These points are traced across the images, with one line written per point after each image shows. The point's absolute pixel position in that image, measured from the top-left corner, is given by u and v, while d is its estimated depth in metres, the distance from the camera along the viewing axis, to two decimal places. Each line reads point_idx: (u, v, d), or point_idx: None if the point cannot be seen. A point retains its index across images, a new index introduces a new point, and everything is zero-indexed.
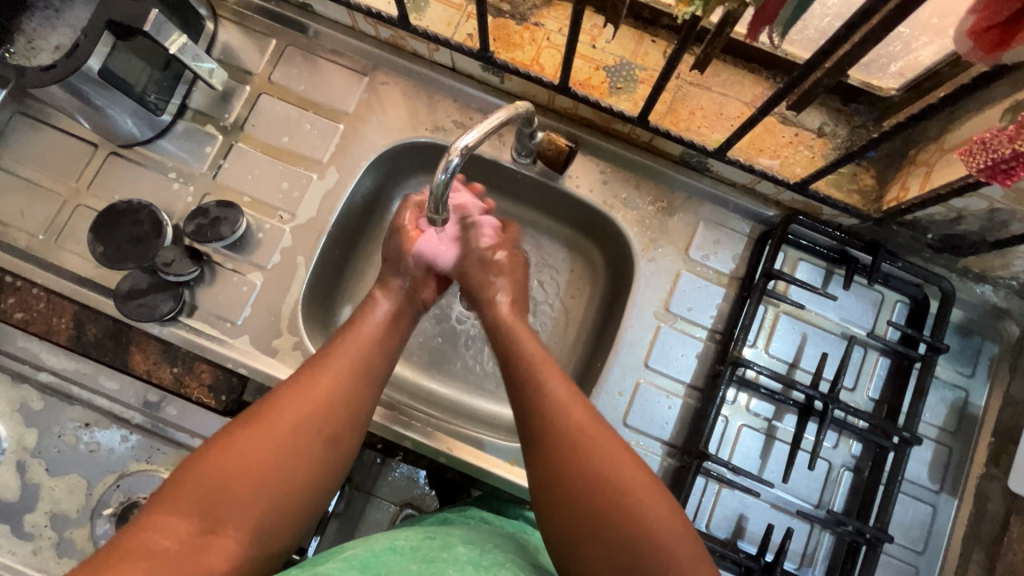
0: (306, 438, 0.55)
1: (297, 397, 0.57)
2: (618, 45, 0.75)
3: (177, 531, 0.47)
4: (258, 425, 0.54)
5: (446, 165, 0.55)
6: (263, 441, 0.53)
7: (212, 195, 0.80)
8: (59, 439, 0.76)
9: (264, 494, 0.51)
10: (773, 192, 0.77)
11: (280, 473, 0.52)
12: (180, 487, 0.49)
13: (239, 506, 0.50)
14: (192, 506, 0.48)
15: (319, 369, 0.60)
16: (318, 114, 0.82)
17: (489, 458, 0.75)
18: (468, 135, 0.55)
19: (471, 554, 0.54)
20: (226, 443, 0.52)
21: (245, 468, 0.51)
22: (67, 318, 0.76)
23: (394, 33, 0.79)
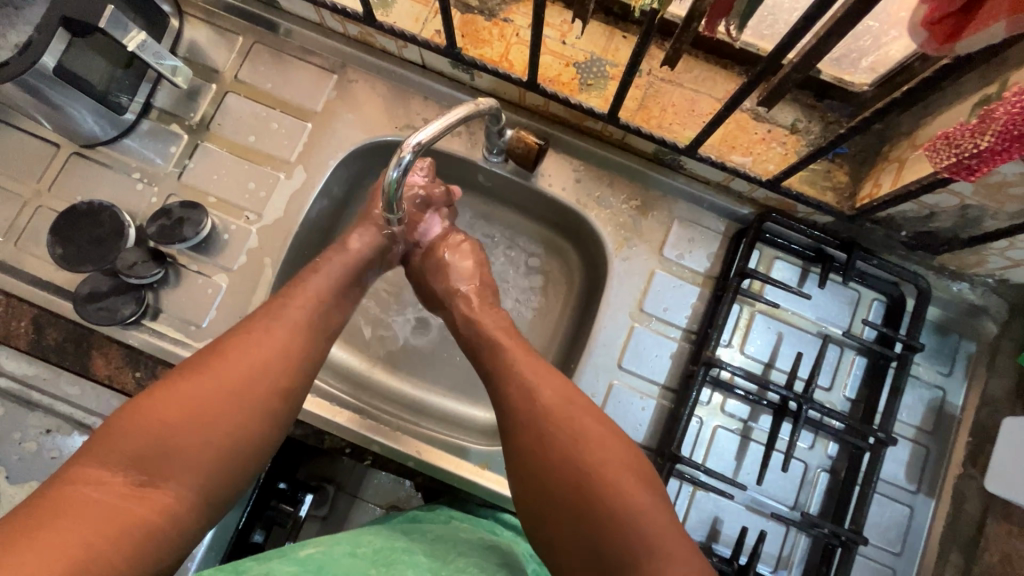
0: (251, 393, 0.54)
1: (243, 349, 0.56)
2: (588, 41, 0.73)
3: (113, 480, 0.46)
4: (199, 376, 0.53)
5: (398, 161, 0.54)
6: (204, 391, 0.52)
7: (178, 195, 0.78)
8: (20, 446, 0.73)
9: (206, 443, 0.51)
10: (746, 189, 0.76)
11: (223, 428, 0.52)
12: (115, 436, 0.48)
13: (179, 460, 0.49)
14: (127, 458, 0.48)
15: (266, 322, 0.59)
16: (285, 112, 0.81)
17: (461, 461, 0.74)
18: (421, 133, 0.54)
19: (431, 562, 0.55)
20: (164, 396, 0.51)
21: (186, 418, 0.50)
22: (27, 322, 0.74)
23: (363, 29, 0.78)
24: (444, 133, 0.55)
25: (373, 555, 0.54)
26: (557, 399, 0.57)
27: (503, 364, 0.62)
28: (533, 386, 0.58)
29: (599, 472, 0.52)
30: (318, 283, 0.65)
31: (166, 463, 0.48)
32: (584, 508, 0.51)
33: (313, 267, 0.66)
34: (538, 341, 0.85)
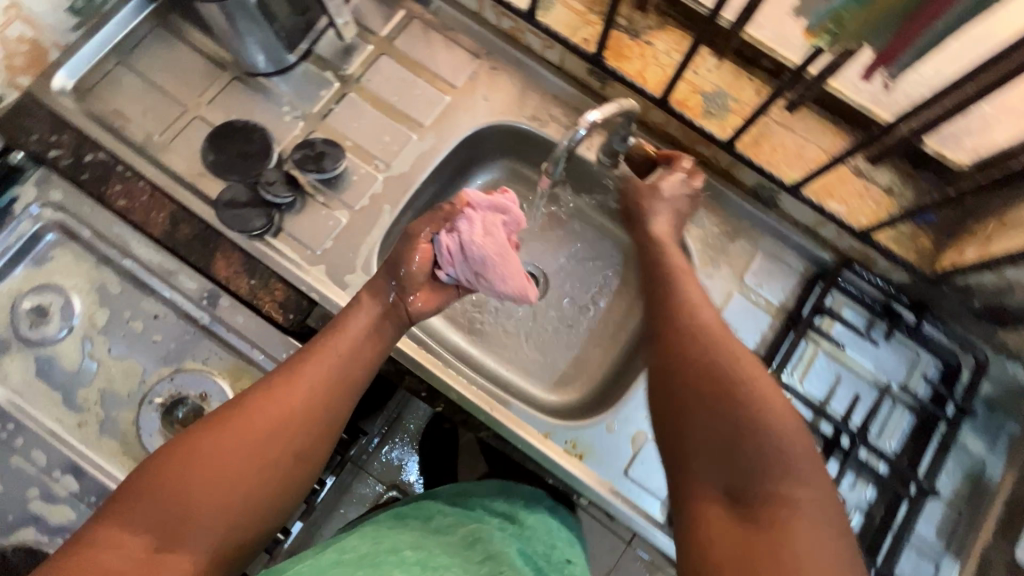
0: (271, 452, 0.58)
1: (264, 413, 0.59)
2: (717, 75, 0.81)
3: (131, 545, 0.51)
4: (217, 441, 0.56)
5: (573, 133, 0.65)
6: (221, 458, 0.55)
7: (318, 133, 0.86)
8: (127, 325, 0.79)
9: (220, 512, 0.54)
10: (833, 236, 0.82)
11: (241, 489, 0.56)
12: (138, 498, 0.52)
13: (190, 524, 0.53)
14: (146, 522, 0.52)
15: (292, 377, 0.62)
16: (428, 82, 0.89)
17: (527, 426, 0.78)
18: (596, 113, 0.66)
19: (417, 556, 0.61)
20: (187, 453, 0.55)
21: (198, 490, 0.54)
22: (165, 215, 0.80)
23: (517, 25, 0.86)
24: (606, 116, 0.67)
25: (361, 557, 0.61)
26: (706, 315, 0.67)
27: (662, 283, 0.72)
28: (689, 302, 0.69)
29: (748, 397, 0.58)
30: (345, 339, 0.66)
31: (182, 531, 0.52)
32: (726, 427, 0.57)
33: (342, 321, 0.68)
34: (605, 337, 0.92)
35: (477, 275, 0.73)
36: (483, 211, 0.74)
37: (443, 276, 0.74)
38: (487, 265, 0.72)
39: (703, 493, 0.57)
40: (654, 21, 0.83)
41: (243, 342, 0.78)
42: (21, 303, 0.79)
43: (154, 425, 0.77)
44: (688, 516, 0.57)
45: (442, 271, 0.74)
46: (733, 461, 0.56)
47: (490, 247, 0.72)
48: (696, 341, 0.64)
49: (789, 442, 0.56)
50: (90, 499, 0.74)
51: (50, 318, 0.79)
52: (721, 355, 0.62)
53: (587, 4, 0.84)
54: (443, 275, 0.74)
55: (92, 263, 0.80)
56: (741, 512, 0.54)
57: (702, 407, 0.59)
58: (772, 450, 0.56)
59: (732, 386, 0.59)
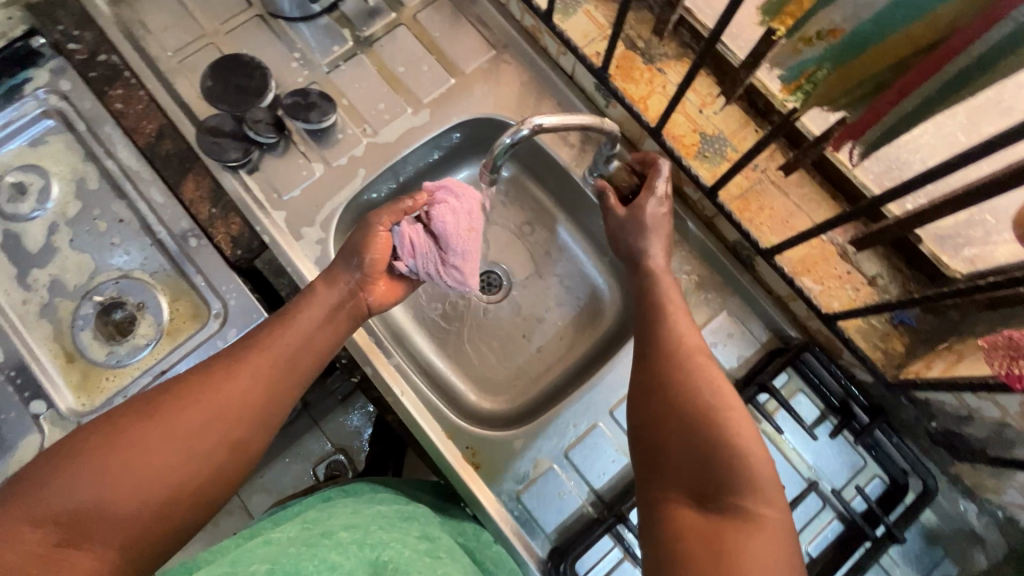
0: (206, 444, 0.54)
1: (200, 400, 0.55)
2: (722, 119, 0.77)
3: (33, 537, 0.45)
4: (147, 429, 0.52)
5: (515, 132, 0.66)
6: (149, 446, 0.51)
7: (319, 85, 0.87)
8: (92, 222, 0.82)
9: (132, 507, 0.49)
10: (803, 314, 0.77)
11: (169, 480, 0.51)
12: (42, 482, 0.47)
13: (107, 517, 0.48)
14: (52, 512, 0.46)
15: (236, 364, 0.58)
16: (439, 61, 0.88)
17: (433, 421, 0.76)
18: (547, 118, 0.66)
19: (354, 537, 0.55)
20: (112, 436, 0.51)
21: (117, 481, 0.49)
22: (153, 126, 0.83)
23: (537, 24, 0.85)
24: (559, 125, 0.66)
25: (292, 540, 0.53)
26: (688, 327, 0.64)
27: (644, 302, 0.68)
28: (677, 322, 0.64)
29: (726, 409, 0.56)
30: (298, 325, 0.63)
31: (93, 527, 0.47)
32: (707, 443, 0.54)
33: (297, 306, 0.65)
34: (546, 359, 0.89)
35: (452, 266, 0.72)
36: (448, 202, 0.72)
37: (412, 266, 0.71)
38: (464, 258, 0.73)
39: (668, 495, 0.54)
40: (671, 50, 0.79)
41: (191, 265, 0.80)
42: (6, 177, 0.83)
43: (88, 321, 0.79)
44: (655, 513, 0.54)
45: (412, 260, 0.71)
46: (706, 467, 0.54)
47: (470, 242, 0.73)
48: (680, 349, 0.61)
49: (760, 460, 0.54)
50: (11, 373, 0.77)
51: (27, 196, 0.82)
52: (698, 368, 0.59)
53: (610, 18, 0.82)
54: (410, 265, 0.71)
55: (79, 156, 0.84)
56: (712, 514, 0.52)
57: (677, 408, 0.57)
58: (744, 464, 0.53)
59: (715, 399, 0.57)
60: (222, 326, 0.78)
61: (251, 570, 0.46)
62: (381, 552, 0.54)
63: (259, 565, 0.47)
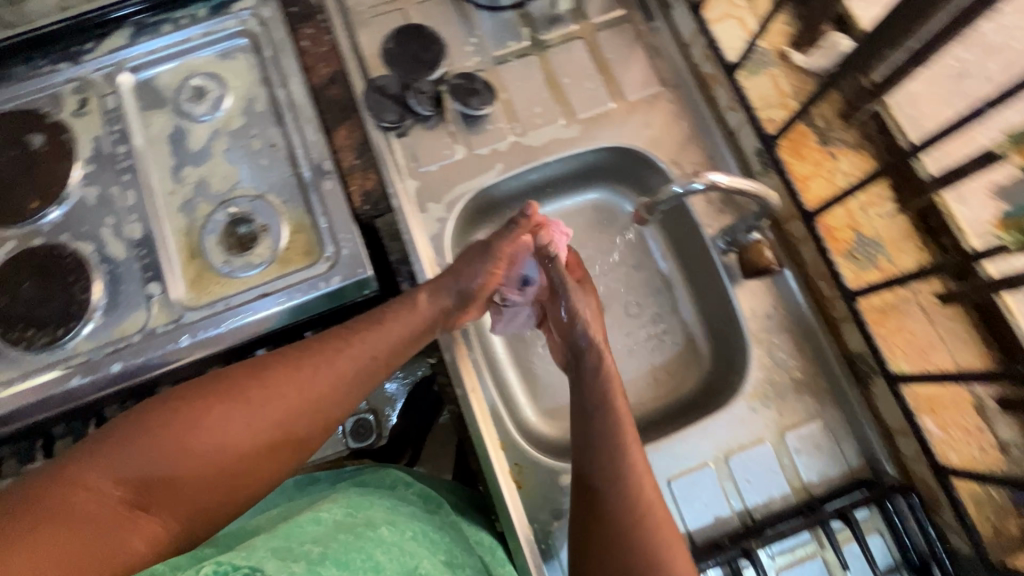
0: (274, 432, 0.57)
1: (278, 389, 0.59)
2: (884, 224, 0.72)
3: (110, 493, 0.48)
4: (224, 408, 0.55)
5: (688, 183, 0.66)
6: (226, 428, 0.55)
7: (485, 73, 0.89)
8: (248, 140, 0.88)
9: (199, 480, 0.52)
10: (909, 453, 0.70)
11: (236, 462, 0.54)
12: (127, 440, 0.51)
13: (175, 487, 0.51)
14: (130, 472, 0.50)
15: (314, 360, 0.63)
16: (604, 82, 0.88)
17: (491, 428, 0.76)
18: (723, 178, 0.65)
19: (394, 538, 0.54)
20: (196, 408, 0.55)
21: (190, 458, 0.52)
22: (328, 71, 0.88)
23: (715, 73, 0.83)
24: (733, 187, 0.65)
25: (339, 522, 0.53)
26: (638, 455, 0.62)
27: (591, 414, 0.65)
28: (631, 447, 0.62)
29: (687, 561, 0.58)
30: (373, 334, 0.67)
31: (161, 495, 0.50)
32: None
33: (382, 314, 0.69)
34: None
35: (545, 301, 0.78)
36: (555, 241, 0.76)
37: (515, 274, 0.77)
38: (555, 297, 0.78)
39: None
40: (851, 137, 0.75)
41: (318, 204, 0.83)
42: (192, 79, 0.90)
43: (218, 227, 0.84)
44: None
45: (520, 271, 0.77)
46: None
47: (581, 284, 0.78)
48: (638, 483, 0.60)
49: None
50: (140, 251, 0.83)
51: (203, 101, 0.89)
52: (641, 471, 0.61)
53: (795, 87, 0.78)
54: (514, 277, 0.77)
55: (257, 78, 0.90)
56: None
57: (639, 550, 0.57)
58: None
59: (648, 502, 0.59)
60: (329, 270, 0.81)
61: (305, 550, 0.45)
62: (417, 561, 0.54)
63: (313, 547, 0.46)
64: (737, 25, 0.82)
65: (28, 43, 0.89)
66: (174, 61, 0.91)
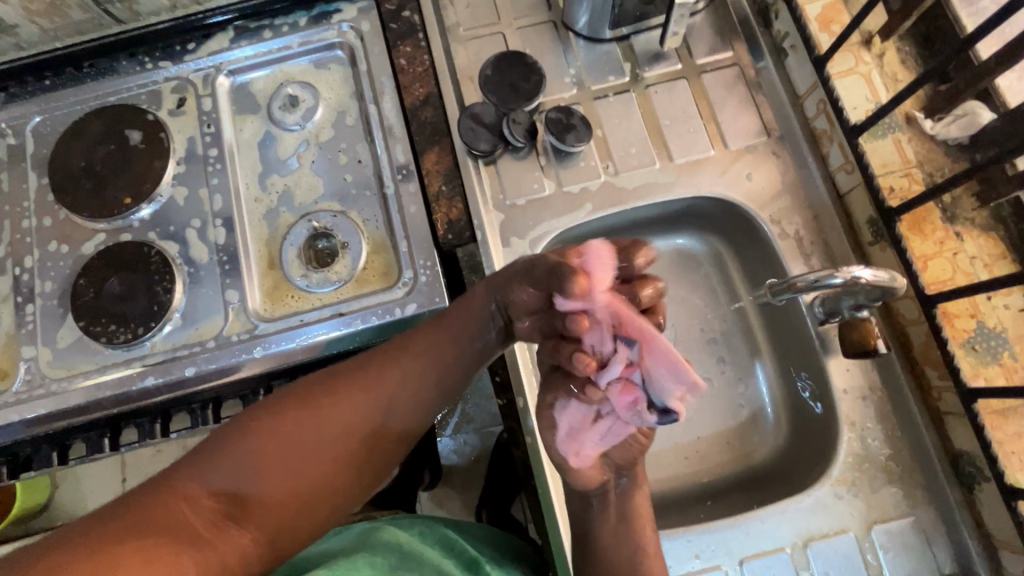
0: (348, 443, 0.56)
1: (349, 400, 0.57)
2: (1011, 318, 0.66)
3: (205, 505, 0.50)
4: (296, 423, 0.54)
5: (827, 275, 0.62)
6: (301, 442, 0.54)
7: (582, 107, 0.85)
8: (336, 153, 0.87)
9: (285, 493, 0.53)
10: (1015, 570, 0.64)
11: (316, 474, 0.54)
12: (213, 455, 0.52)
13: (261, 501, 0.52)
14: (220, 487, 0.51)
15: (385, 367, 0.59)
16: (707, 128, 0.84)
17: (557, 484, 0.72)
18: (865, 272, 0.62)
19: None
20: (271, 420, 0.54)
21: (271, 475, 0.53)
22: (422, 91, 0.87)
23: (830, 130, 0.78)
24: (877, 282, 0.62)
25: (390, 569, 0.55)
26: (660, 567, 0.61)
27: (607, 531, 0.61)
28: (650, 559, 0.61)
29: None
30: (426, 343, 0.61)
31: (250, 508, 0.52)
32: None
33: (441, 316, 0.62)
34: (678, 465, 0.81)
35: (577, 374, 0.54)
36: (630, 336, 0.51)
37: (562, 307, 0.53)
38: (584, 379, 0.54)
39: None
40: (981, 219, 0.69)
41: (401, 227, 0.82)
42: (286, 86, 0.90)
43: (298, 239, 0.84)
44: None
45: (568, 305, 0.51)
46: None
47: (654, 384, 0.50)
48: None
49: None
50: (222, 257, 0.84)
51: (295, 110, 0.89)
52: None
53: (921, 156, 0.72)
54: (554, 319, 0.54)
55: (349, 91, 0.90)
56: None
57: None
58: None
59: None
60: (405, 296, 0.80)
61: None
62: None
63: None
64: (861, 81, 0.77)
65: (134, 39, 0.90)
66: (270, 67, 0.91)
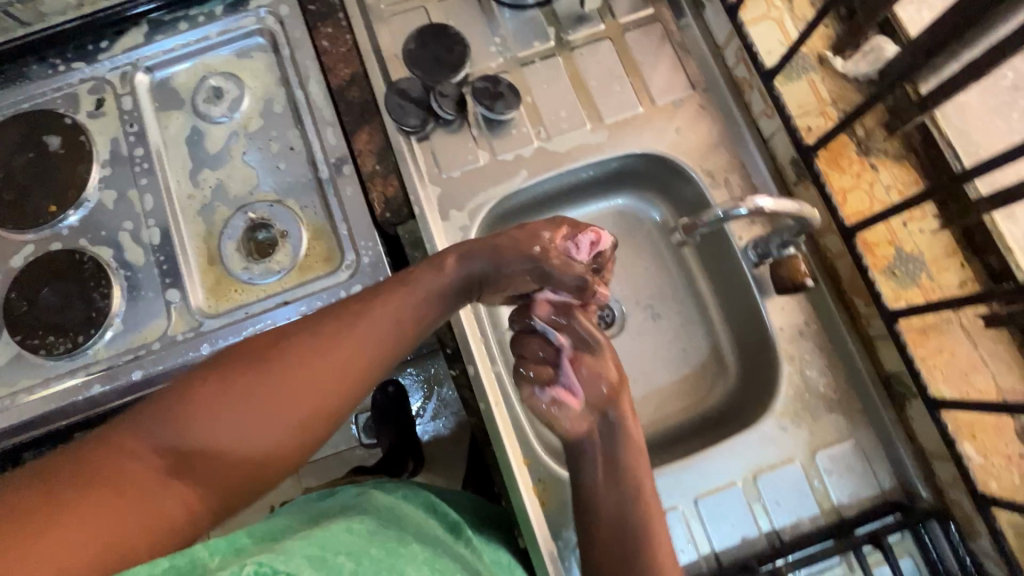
0: (314, 396, 0.48)
1: (315, 349, 0.49)
2: (926, 241, 0.69)
3: (144, 459, 0.42)
4: (254, 374, 0.46)
5: (732, 208, 0.64)
6: (259, 391, 0.46)
7: (509, 75, 0.86)
8: (267, 142, 0.86)
9: (237, 450, 0.45)
10: (946, 478, 0.68)
11: (274, 432, 0.46)
12: (158, 404, 0.44)
13: (211, 458, 0.44)
14: (164, 441, 0.43)
15: (354, 316, 0.52)
16: (634, 85, 0.85)
17: (516, 445, 0.74)
18: (767, 201, 0.64)
19: (428, 558, 0.53)
20: (227, 370, 0.46)
21: (225, 426, 0.44)
22: (348, 71, 0.86)
23: (749, 77, 0.80)
24: (779, 210, 0.64)
25: (371, 535, 0.51)
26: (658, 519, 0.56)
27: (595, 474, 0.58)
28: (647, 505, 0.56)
29: None
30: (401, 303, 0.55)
31: (196, 466, 0.43)
32: None
33: (410, 275, 0.58)
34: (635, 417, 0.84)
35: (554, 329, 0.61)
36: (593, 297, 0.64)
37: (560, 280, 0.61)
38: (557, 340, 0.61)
39: None
40: (893, 148, 0.72)
41: (338, 209, 0.82)
42: (209, 78, 0.88)
43: (236, 232, 0.83)
44: None
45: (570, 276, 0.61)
46: None
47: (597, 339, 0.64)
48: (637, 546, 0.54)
49: None
50: (159, 257, 0.82)
51: (221, 102, 0.87)
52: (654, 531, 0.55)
53: (834, 93, 0.75)
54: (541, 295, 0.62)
55: (275, 78, 0.88)
56: None
57: None
58: None
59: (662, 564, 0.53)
60: (349, 279, 0.80)
61: (338, 563, 0.43)
62: None
63: (345, 561, 0.43)
64: (774, 28, 0.79)
65: (42, 42, 0.87)
66: (190, 61, 0.89)
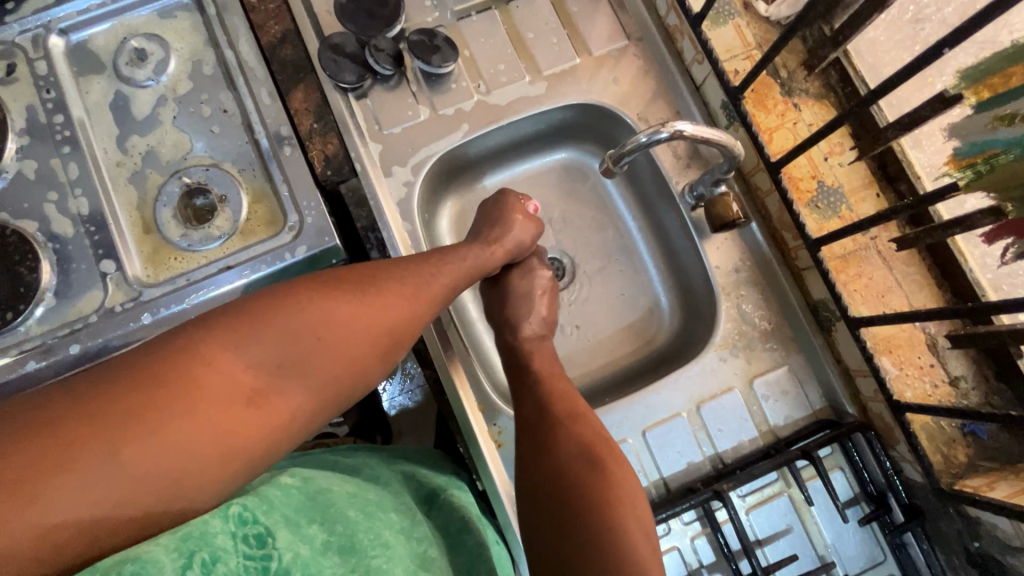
0: (380, 341, 0.53)
1: (388, 299, 0.54)
2: (845, 174, 0.73)
3: (240, 374, 0.44)
4: (340, 310, 0.50)
5: (653, 132, 0.65)
6: (341, 328, 0.50)
7: (445, 30, 0.85)
8: (198, 105, 0.83)
9: (314, 378, 0.48)
10: (867, 393, 0.74)
11: (350, 366, 0.50)
12: (254, 320, 0.46)
13: (295, 381, 0.47)
14: (261, 359, 0.45)
15: (417, 275, 0.59)
16: (570, 37, 0.86)
17: (469, 393, 0.76)
18: (688, 126, 0.65)
19: (403, 523, 0.55)
20: (317, 303, 0.49)
21: (312, 354, 0.48)
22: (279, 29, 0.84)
23: (680, 24, 0.82)
24: (696, 136, 0.66)
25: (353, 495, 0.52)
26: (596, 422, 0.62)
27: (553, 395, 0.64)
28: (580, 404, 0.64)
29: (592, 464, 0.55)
30: (453, 272, 0.63)
31: (283, 386, 0.46)
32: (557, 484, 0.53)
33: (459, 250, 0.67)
34: (586, 362, 0.87)
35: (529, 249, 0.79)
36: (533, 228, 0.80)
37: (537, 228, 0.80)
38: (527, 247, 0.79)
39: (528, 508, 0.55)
40: (813, 88, 0.76)
41: (277, 170, 0.80)
42: (130, 40, 0.84)
43: (172, 199, 0.80)
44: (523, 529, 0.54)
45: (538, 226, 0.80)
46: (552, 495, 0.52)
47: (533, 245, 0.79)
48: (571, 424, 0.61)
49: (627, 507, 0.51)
50: (89, 227, 0.78)
51: (145, 64, 0.83)
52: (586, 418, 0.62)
53: (758, 38, 0.78)
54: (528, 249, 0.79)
55: (201, 38, 0.85)
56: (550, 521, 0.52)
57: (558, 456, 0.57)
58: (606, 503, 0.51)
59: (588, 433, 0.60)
60: (293, 240, 0.78)
61: (313, 531, 0.43)
62: (422, 547, 0.55)
63: (319, 529, 0.44)
64: None
65: None
66: (108, 22, 0.85)
